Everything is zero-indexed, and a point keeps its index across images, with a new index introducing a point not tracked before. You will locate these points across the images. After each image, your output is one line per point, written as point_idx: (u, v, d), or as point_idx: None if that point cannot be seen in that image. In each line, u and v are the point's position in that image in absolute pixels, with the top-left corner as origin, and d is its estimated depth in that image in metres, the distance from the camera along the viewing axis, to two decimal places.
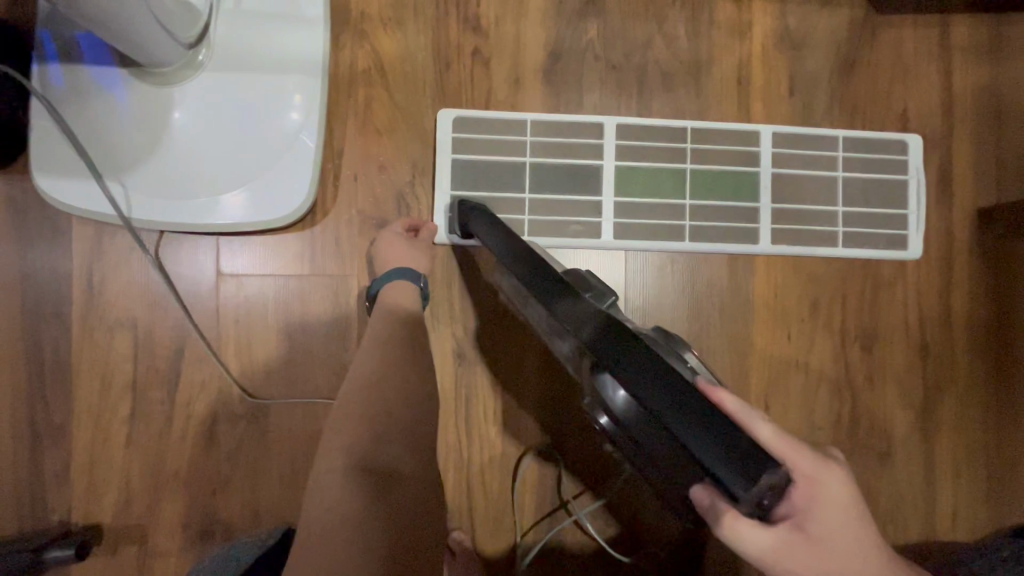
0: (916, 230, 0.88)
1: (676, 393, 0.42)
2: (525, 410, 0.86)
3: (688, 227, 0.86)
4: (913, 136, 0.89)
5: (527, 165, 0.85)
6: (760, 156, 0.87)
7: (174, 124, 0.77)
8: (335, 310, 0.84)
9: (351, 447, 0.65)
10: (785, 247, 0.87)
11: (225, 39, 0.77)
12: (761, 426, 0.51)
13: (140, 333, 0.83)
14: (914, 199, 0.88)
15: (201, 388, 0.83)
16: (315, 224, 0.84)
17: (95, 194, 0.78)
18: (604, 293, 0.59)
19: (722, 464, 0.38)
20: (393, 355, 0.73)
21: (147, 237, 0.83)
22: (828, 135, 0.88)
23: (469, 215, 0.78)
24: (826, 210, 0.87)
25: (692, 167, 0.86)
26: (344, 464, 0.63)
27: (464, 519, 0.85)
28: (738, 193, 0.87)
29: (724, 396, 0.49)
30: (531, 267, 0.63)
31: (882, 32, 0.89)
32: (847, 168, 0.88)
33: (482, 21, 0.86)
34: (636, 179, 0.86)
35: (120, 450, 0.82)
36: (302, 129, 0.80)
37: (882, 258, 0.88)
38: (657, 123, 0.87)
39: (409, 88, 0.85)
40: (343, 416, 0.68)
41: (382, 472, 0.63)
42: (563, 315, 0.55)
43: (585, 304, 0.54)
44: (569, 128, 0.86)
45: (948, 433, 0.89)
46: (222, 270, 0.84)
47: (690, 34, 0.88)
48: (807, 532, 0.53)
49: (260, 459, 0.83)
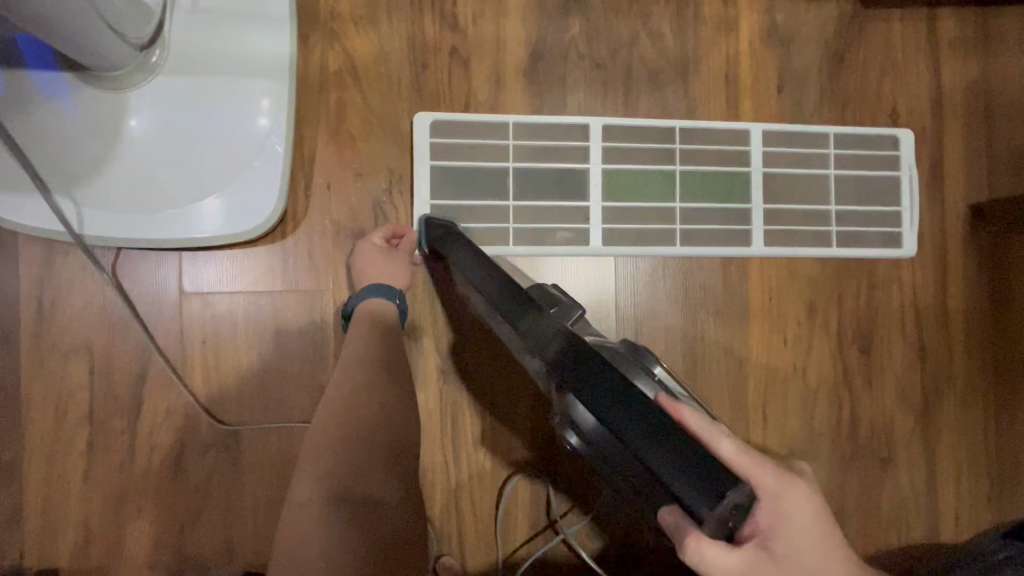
0: (910, 228, 0.86)
1: (637, 408, 0.39)
2: (514, 428, 0.81)
3: (679, 231, 0.83)
4: (904, 132, 0.87)
5: (511, 170, 0.81)
6: (751, 156, 0.84)
7: (129, 133, 0.72)
8: (310, 327, 0.79)
9: (331, 472, 0.60)
10: (779, 249, 0.84)
11: (182, 39, 0.72)
12: (721, 441, 0.43)
13: (96, 358, 0.76)
14: (907, 196, 0.86)
15: (166, 416, 0.77)
16: (286, 236, 0.79)
17: (42, 210, 0.72)
18: (571, 308, 0.56)
19: (684, 483, 0.35)
20: (373, 375, 0.68)
21: (100, 255, 0.77)
22: (818, 132, 0.86)
23: (438, 232, 0.75)
24: (820, 209, 0.85)
25: (682, 169, 0.83)
26: (324, 492, 0.59)
27: (453, 545, 0.80)
28: (731, 194, 0.84)
29: (684, 411, 0.42)
30: (496, 282, 0.61)
31: (870, 27, 0.87)
32: (839, 166, 0.86)
33: (459, 19, 0.82)
34: (624, 182, 0.82)
35: (77, 486, 0.75)
36: (269, 135, 0.74)
37: (876, 258, 0.86)
38: (644, 123, 0.83)
39: (383, 91, 0.80)
40: (321, 439, 0.63)
41: (366, 499, 0.59)
42: (527, 330, 0.51)
43: (548, 319, 0.51)
44: (553, 130, 0.82)
45: (948, 435, 0.87)
46: (185, 288, 0.78)
47: (676, 31, 0.85)
48: (773, 551, 0.46)
49: (232, 489, 0.77)
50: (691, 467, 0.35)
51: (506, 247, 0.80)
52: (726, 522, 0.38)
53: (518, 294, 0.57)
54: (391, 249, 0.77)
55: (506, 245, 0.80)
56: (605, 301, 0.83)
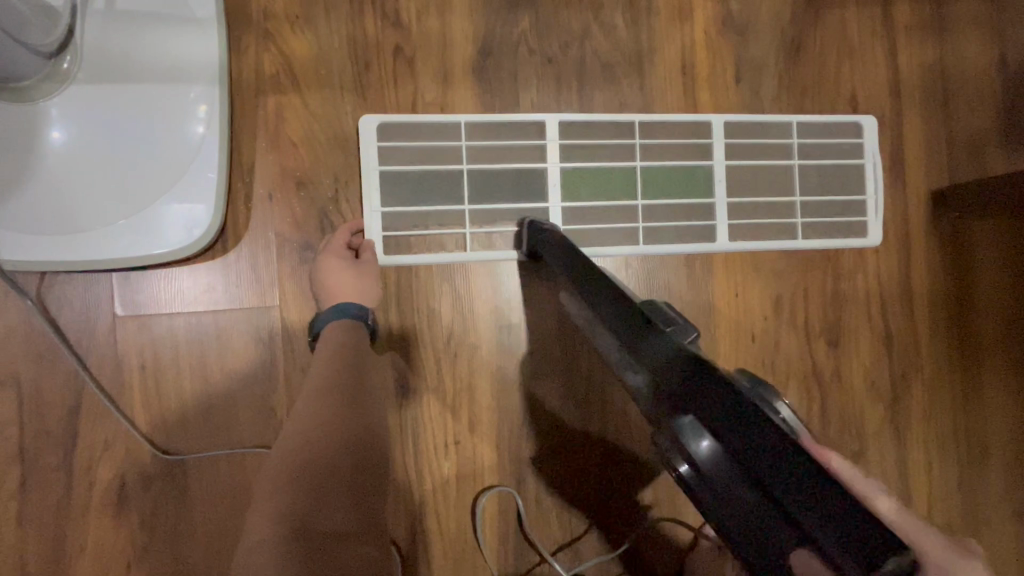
0: (873, 216, 0.85)
1: (765, 439, 0.31)
2: (481, 442, 0.78)
3: (642, 228, 0.80)
4: (864, 119, 0.85)
5: (465, 172, 0.77)
6: (713, 149, 0.82)
7: (46, 147, 0.66)
8: (258, 347, 0.75)
9: (282, 512, 0.51)
10: (743, 245, 0.82)
11: (98, 43, 0.66)
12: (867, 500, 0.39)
13: (25, 391, 0.71)
14: (870, 184, 0.85)
15: (105, 449, 0.72)
16: (228, 251, 0.75)
17: None
18: (685, 329, 0.44)
19: (829, 533, 0.26)
20: (336, 409, 0.61)
21: (28, 279, 0.71)
22: (779, 122, 0.84)
23: (539, 233, 0.72)
24: (784, 201, 0.83)
25: (643, 164, 0.80)
26: (275, 533, 0.50)
27: (420, 567, 0.77)
28: (693, 190, 0.81)
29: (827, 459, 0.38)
30: (605, 293, 0.52)
31: (826, 13, 0.86)
32: (800, 156, 0.84)
33: (402, 15, 0.78)
34: (584, 181, 0.79)
35: (11, 529, 0.70)
36: (203, 144, 0.70)
37: (841, 248, 0.85)
38: (600, 119, 0.81)
39: (325, 95, 0.76)
40: (276, 477, 0.55)
41: (325, 534, 0.50)
42: (640, 351, 0.43)
43: (670, 340, 0.41)
44: (507, 129, 0.79)
45: (919, 424, 0.87)
46: (121, 311, 0.73)
47: (629, 21, 0.82)
48: None
49: (179, 522, 0.72)
50: (831, 516, 0.27)
51: (464, 254, 0.77)
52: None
53: (631, 306, 0.48)
54: (356, 261, 0.73)
55: (464, 252, 0.77)
56: None
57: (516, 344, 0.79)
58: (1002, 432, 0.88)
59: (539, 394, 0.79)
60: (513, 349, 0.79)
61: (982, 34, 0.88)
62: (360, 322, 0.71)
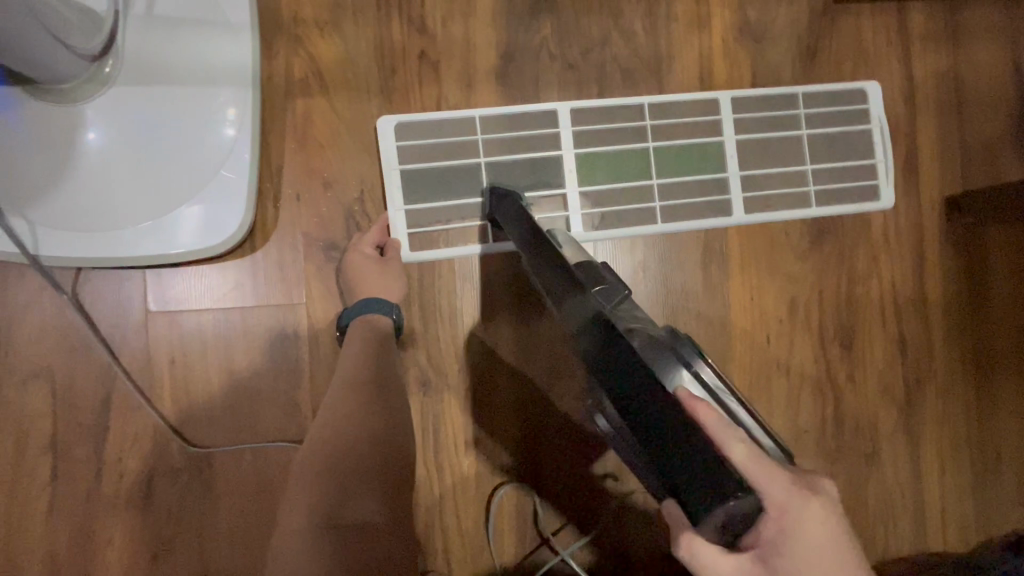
0: (885, 179, 0.86)
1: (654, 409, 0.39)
2: (498, 439, 0.80)
3: (659, 208, 0.82)
4: (869, 85, 0.86)
5: (483, 164, 0.79)
6: (722, 124, 0.83)
7: (90, 147, 0.68)
8: (283, 343, 0.76)
9: (318, 504, 0.56)
10: (758, 216, 0.84)
11: (139, 46, 0.68)
12: (734, 443, 0.40)
13: (58, 385, 0.73)
14: (879, 148, 0.86)
15: (135, 441, 0.74)
16: (256, 249, 0.77)
17: (9, 233, 0.68)
18: (616, 291, 0.53)
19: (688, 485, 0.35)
20: (363, 400, 0.64)
21: (76, 276, 0.74)
22: (786, 93, 0.85)
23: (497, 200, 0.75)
24: (795, 170, 0.84)
25: (655, 145, 0.82)
26: (313, 525, 0.54)
27: (438, 560, 0.78)
28: (706, 165, 0.83)
29: (701, 407, 0.40)
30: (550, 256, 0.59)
31: (842, 22, 0.87)
32: (809, 125, 0.85)
33: (428, 21, 0.80)
34: (599, 166, 0.81)
35: (43, 520, 0.72)
36: (235, 147, 0.72)
37: (856, 212, 0.86)
38: (612, 104, 0.82)
39: (352, 99, 0.78)
40: (309, 470, 0.59)
41: (357, 525, 0.55)
42: (569, 311, 0.52)
43: (591, 302, 0.50)
44: (523, 120, 0.80)
45: (932, 428, 0.87)
46: (152, 306, 0.75)
47: (648, 28, 0.84)
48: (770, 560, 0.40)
49: (204, 515, 0.74)
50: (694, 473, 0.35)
51: (484, 245, 0.79)
52: (729, 527, 0.37)
53: (565, 271, 0.55)
54: (382, 259, 0.75)
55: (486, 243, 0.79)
56: None
57: (532, 345, 0.81)
58: (1015, 436, 0.88)
59: (556, 390, 0.81)
60: (530, 347, 0.81)
61: (996, 42, 0.89)
62: (386, 317, 0.71)
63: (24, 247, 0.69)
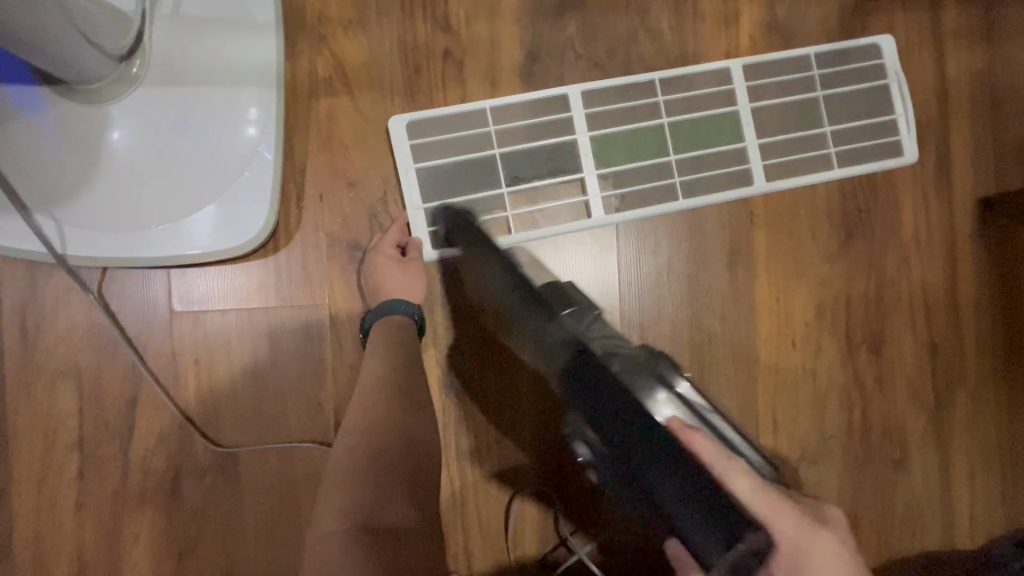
0: (907, 133, 0.83)
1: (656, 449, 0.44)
2: (519, 441, 0.79)
3: (680, 183, 0.80)
4: (883, 39, 0.84)
5: (499, 149, 0.78)
6: (736, 95, 0.82)
7: (116, 147, 0.68)
8: (307, 343, 0.76)
9: (351, 502, 0.55)
10: (781, 184, 0.81)
11: (165, 46, 0.68)
12: (732, 473, 0.45)
13: (85, 383, 0.74)
14: (898, 103, 0.84)
15: (161, 442, 0.74)
16: (280, 248, 0.76)
17: (38, 233, 0.68)
18: (586, 308, 0.53)
19: (696, 521, 0.41)
20: (392, 402, 0.64)
21: (105, 275, 0.74)
22: (799, 56, 0.83)
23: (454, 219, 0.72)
24: (814, 133, 0.82)
25: (670, 120, 0.80)
26: (345, 522, 0.54)
27: (460, 561, 0.78)
28: (722, 139, 0.81)
29: (695, 436, 0.45)
30: (510, 276, 0.58)
31: (873, 19, 0.85)
32: (825, 85, 0.83)
33: (452, 20, 0.79)
34: (616, 150, 0.80)
35: (71, 517, 0.73)
36: (258, 145, 0.71)
37: (881, 170, 0.84)
38: (621, 82, 0.80)
39: (375, 98, 0.78)
40: (341, 468, 0.58)
41: (390, 525, 0.54)
42: (543, 335, 0.54)
43: (560, 324, 0.52)
44: (535, 103, 0.79)
45: (962, 435, 0.85)
46: (176, 306, 0.75)
47: (675, 26, 0.83)
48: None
49: (229, 514, 0.74)
50: (702, 509, 0.40)
51: (440, 253, 0.77)
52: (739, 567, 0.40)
53: (531, 292, 0.55)
54: (404, 259, 0.74)
55: (508, 235, 0.78)
56: (612, 287, 0.82)
57: None
58: None
59: None
60: None
61: None
62: (409, 319, 0.71)
63: (53, 247, 0.69)
